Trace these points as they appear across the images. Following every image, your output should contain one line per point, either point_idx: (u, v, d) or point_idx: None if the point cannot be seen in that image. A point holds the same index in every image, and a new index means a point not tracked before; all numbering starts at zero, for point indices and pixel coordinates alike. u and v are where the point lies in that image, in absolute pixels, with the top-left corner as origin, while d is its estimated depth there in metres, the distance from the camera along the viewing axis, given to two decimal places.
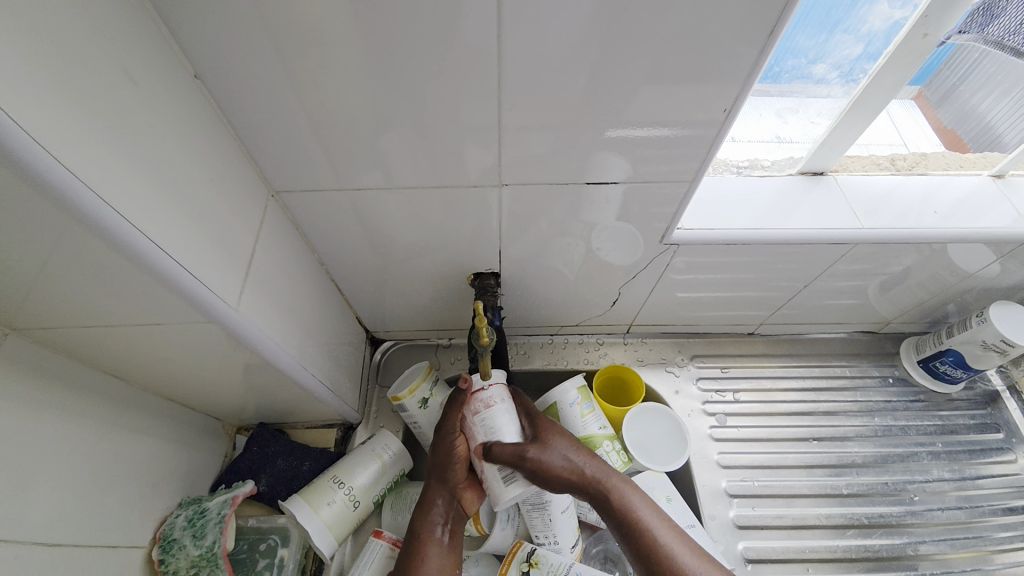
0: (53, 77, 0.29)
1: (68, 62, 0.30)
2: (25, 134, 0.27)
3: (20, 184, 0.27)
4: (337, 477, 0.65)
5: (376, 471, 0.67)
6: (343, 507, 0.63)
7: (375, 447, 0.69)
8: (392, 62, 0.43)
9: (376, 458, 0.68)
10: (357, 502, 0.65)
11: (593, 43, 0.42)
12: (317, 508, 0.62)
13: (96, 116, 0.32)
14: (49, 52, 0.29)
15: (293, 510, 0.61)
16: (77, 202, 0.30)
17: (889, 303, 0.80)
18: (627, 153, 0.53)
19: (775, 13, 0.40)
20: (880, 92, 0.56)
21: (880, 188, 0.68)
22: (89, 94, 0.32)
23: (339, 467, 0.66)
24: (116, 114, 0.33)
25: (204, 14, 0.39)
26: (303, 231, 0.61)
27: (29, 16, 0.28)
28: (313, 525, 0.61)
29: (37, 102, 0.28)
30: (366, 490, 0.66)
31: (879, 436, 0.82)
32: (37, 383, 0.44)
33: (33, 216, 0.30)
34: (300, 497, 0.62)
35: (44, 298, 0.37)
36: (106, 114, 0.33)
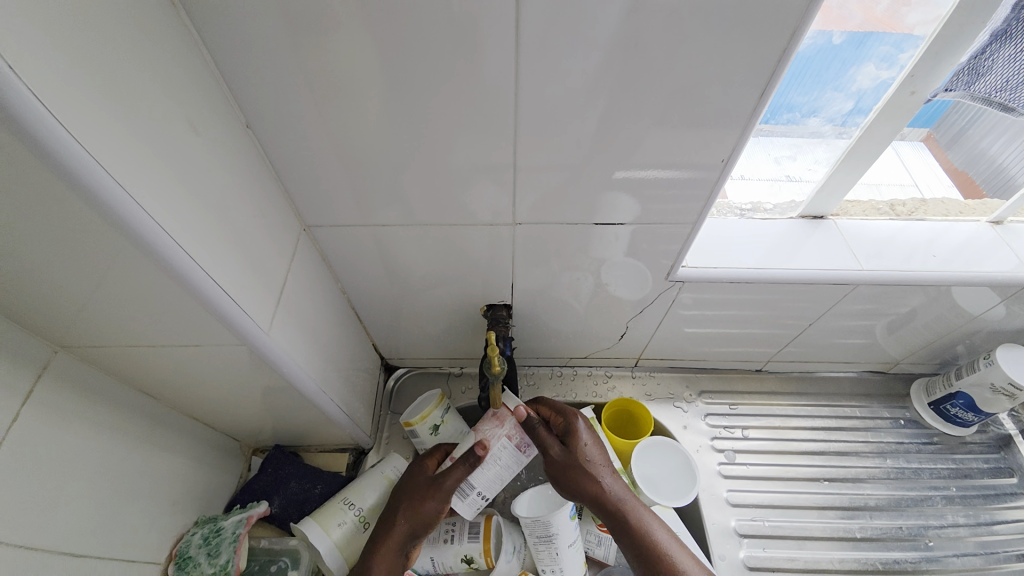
0: (136, 135, 0.34)
1: (149, 121, 0.35)
2: (116, 186, 0.31)
3: (105, 226, 0.31)
4: (348, 498, 0.66)
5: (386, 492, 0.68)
6: (354, 528, 0.65)
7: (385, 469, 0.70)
8: (419, 111, 0.48)
9: (386, 479, 0.69)
10: (368, 523, 0.66)
11: (602, 95, 0.47)
12: (328, 528, 0.63)
13: (168, 167, 0.36)
14: (135, 115, 0.34)
15: (305, 531, 0.62)
16: (149, 240, 0.34)
17: (897, 344, 0.80)
18: (632, 194, 0.56)
19: (768, 72, 0.44)
20: (875, 142, 0.59)
21: (882, 232, 0.70)
22: (163, 147, 0.36)
23: (350, 488, 0.68)
24: (183, 163, 0.38)
25: (257, 70, 0.44)
26: (329, 262, 0.65)
27: (122, 79, 0.32)
28: (323, 545, 0.62)
29: (124, 156, 0.32)
30: (376, 511, 0.67)
31: (892, 479, 0.81)
32: (78, 397, 0.47)
33: (108, 251, 0.34)
34: (312, 518, 0.64)
35: (97, 319, 0.41)
36: (176, 165, 0.37)
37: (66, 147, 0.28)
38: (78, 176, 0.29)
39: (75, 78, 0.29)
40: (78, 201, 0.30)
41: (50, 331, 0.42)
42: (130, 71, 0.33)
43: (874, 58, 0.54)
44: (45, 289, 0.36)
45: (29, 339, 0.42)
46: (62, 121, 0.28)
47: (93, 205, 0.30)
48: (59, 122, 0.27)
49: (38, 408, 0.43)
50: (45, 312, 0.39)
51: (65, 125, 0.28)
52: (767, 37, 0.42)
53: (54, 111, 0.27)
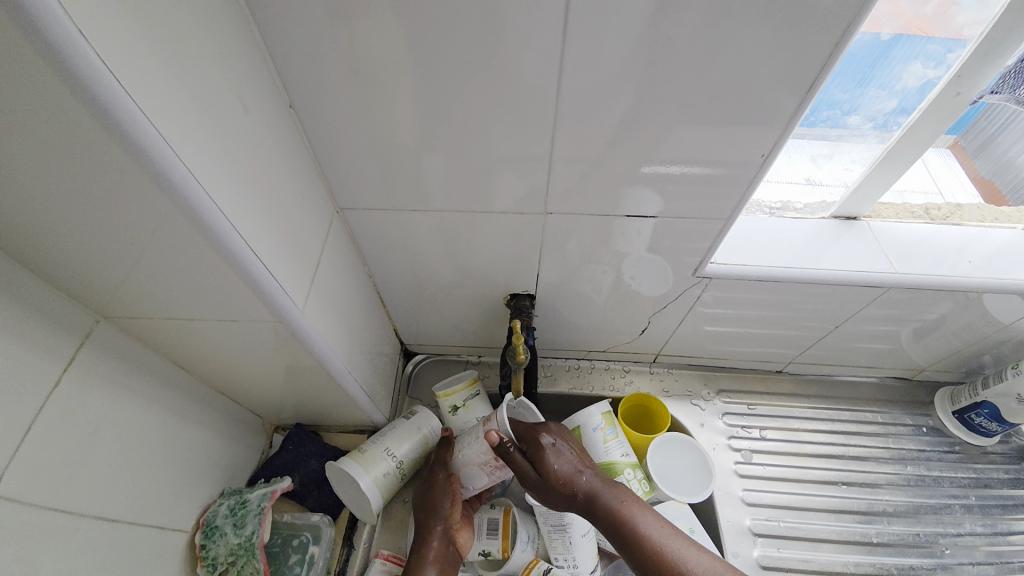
0: (195, 115, 0.35)
1: (205, 101, 0.36)
2: (181, 165, 0.32)
3: (165, 200, 0.33)
4: (388, 448, 0.68)
5: (422, 445, 0.71)
6: (391, 476, 0.68)
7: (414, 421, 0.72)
8: (456, 96, 0.48)
9: (419, 435, 0.71)
10: (402, 473, 0.69)
11: (642, 87, 0.46)
12: (372, 472, 0.65)
13: (221, 146, 0.37)
14: (193, 95, 0.35)
15: (348, 469, 0.64)
16: (205, 218, 0.35)
17: (923, 351, 0.79)
18: (664, 187, 0.56)
19: (817, 67, 0.44)
20: (915, 142, 0.58)
21: (914, 235, 0.69)
22: (217, 126, 0.37)
23: (388, 438, 0.69)
24: (233, 140, 0.39)
25: (300, 50, 0.44)
26: (357, 245, 0.66)
27: (179, 54, 0.33)
28: (368, 489, 0.64)
29: (185, 136, 0.33)
30: (411, 463, 0.70)
31: (911, 486, 0.80)
32: (117, 367, 0.49)
33: (161, 224, 0.35)
34: (353, 460, 0.66)
35: (139, 289, 0.42)
36: (228, 143, 0.38)
37: (126, 116, 0.28)
38: (145, 153, 0.30)
39: (143, 59, 0.30)
40: (140, 174, 0.31)
41: (93, 300, 0.44)
42: (187, 47, 0.34)
43: (921, 57, 0.53)
44: (94, 258, 0.38)
45: (73, 308, 0.44)
46: (137, 102, 0.29)
47: (156, 180, 0.31)
48: (135, 104, 0.29)
49: (79, 375, 0.45)
50: (92, 280, 0.41)
51: (139, 106, 0.29)
52: (817, 33, 0.41)
53: (130, 92, 0.29)
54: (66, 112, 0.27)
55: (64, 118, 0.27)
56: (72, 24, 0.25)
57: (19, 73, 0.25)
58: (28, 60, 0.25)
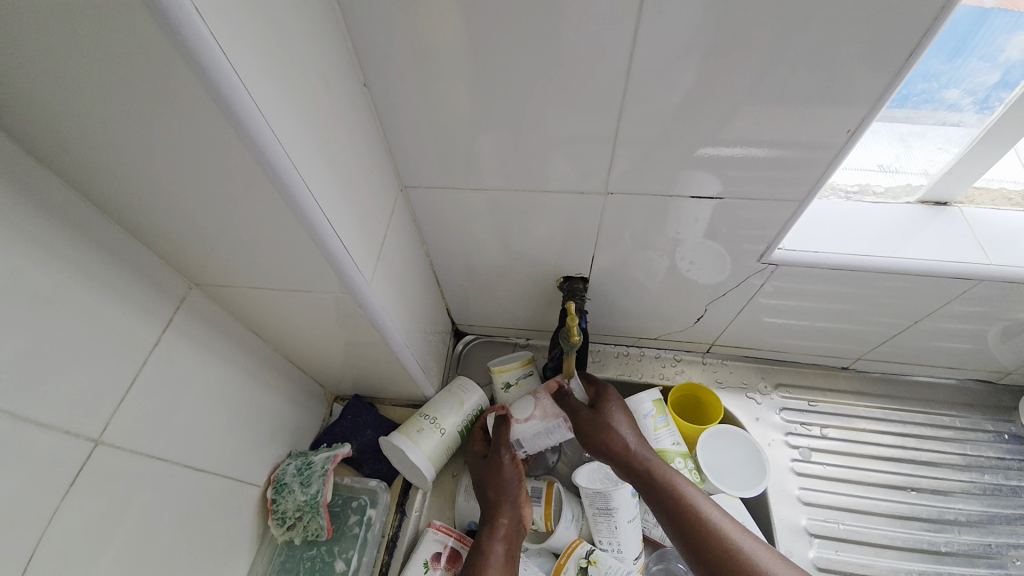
0: (289, 97, 0.37)
1: (296, 83, 0.38)
2: (277, 144, 0.35)
3: (259, 174, 0.35)
4: (422, 412, 0.72)
5: (457, 403, 0.73)
6: (431, 434, 0.70)
7: (456, 390, 0.74)
8: (522, 76, 0.48)
9: (453, 395, 0.74)
10: (443, 430, 0.71)
11: (718, 62, 0.44)
12: (408, 435, 0.69)
13: (308, 126, 0.40)
14: (286, 77, 0.37)
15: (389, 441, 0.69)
16: (292, 193, 0.37)
17: (1014, 352, 0.72)
18: (731, 170, 0.53)
19: (916, 38, 0.40)
20: (1020, 121, 0.52)
21: (1013, 224, 0.63)
22: (306, 107, 0.39)
23: (434, 410, 0.72)
24: (317, 120, 0.41)
25: (374, 31, 0.46)
26: (417, 224, 0.67)
27: (276, 38, 0.35)
28: (420, 462, 0.68)
29: (279, 116, 0.36)
30: (450, 421, 0.72)
31: (990, 497, 0.74)
32: (204, 330, 0.53)
33: (252, 197, 0.37)
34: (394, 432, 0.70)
35: (227, 258, 0.45)
36: (313, 123, 0.40)
37: (231, 92, 0.30)
38: (245, 130, 0.32)
39: (249, 43, 0.32)
40: (239, 149, 0.33)
41: (187, 268, 0.47)
42: (280, 27, 0.36)
43: None
44: (190, 227, 0.41)
45: (169, 274, 0.48)
46: (244, 84, 0.31)
47: (254, 156, 0.34)
48: (242, 86, 0.31)
49: (173, 336, 0.49)
50: (188, 248, 0.44)
51: (245, 88, 0.32)
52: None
53: (239, 75, 0.31)
54: (182, 88, 0.30)
55: (180, 94, 0.30)
56: (193, 6, 0.27)
57: (146, 55, 0.28)
58: (155, 40, 0.27)
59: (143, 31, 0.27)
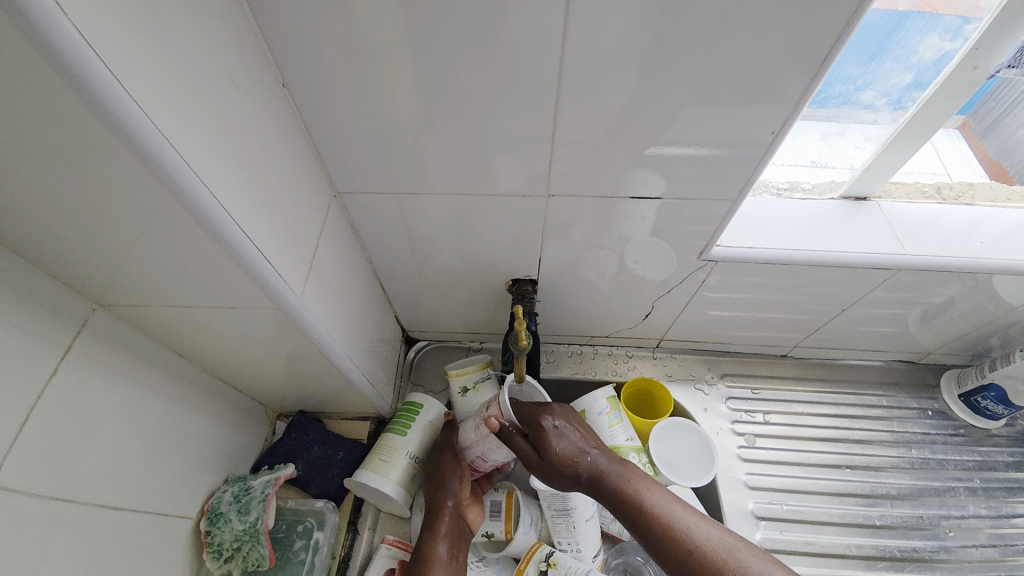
0: (187, 98, 0.34)
1: (194, 82, 0.34)
2: (172, 150, 0.31)
3: (157, 185, 0.32)
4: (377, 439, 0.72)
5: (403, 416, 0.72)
6: (378, 452, 0.69)
7: (411, 406, 0.73)
8: (454, 76, 0.46)
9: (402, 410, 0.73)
10: (389, 444, 0.70)
11: (648, 63, 0.44)
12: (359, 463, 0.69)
13: (213, 129, 0.36)
14: (181, 75, 0.33)
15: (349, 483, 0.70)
16: (198, 204, 0.34)
17: (930, 334, 0.78)
18: (669, 169, 0.54)
19: (831, 41, 0.42)
20: (927, 120, 0.56)
21: (925, 215, 0.67)
22: (209, 109, 0.36)
23: (390, 433, 0.71)
24: (225, 122, 0.38)
25: (291, 27, 0.43)
26: (356, 230, 0.64)
27: (168, 33, 0.32)
28: (393, 492, 0.66)
29: (175, 118, 0.32)
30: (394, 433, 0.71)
31: (915, 469, 0.80)
32: (115, 355, 0.48)
33: (154, 210, 0.34)
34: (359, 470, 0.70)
35: (134, 276, 0.41)
36: (220, 126, 0.37)
37: (109, 95, 0.27)
38: (133, 136, 0.29)
39: (127, 38, 0.29)
40: (129, 158, 0.30)
41: (88, 288, 0.43)
42: (173, 22, 0.33)
43: (938, 28, 0.51)
44: (85, 244, 0.37)
45: (68, 296, 0.43)
46: (124, 85, 0.28)
47: (146, 165, 0.30)
48: (121, 87, 0.28)
49: (76, 364, 0.44)
50: (86, 267, 0.40)
51: (125, 89, 0.28)
52: (832, 3, 0.39)
53: (116, 74, 0.28)
54: (48, 90, 0.26)
55: (46, 98, 0.26)
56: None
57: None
58: (4, 37, 0.24)
59: None
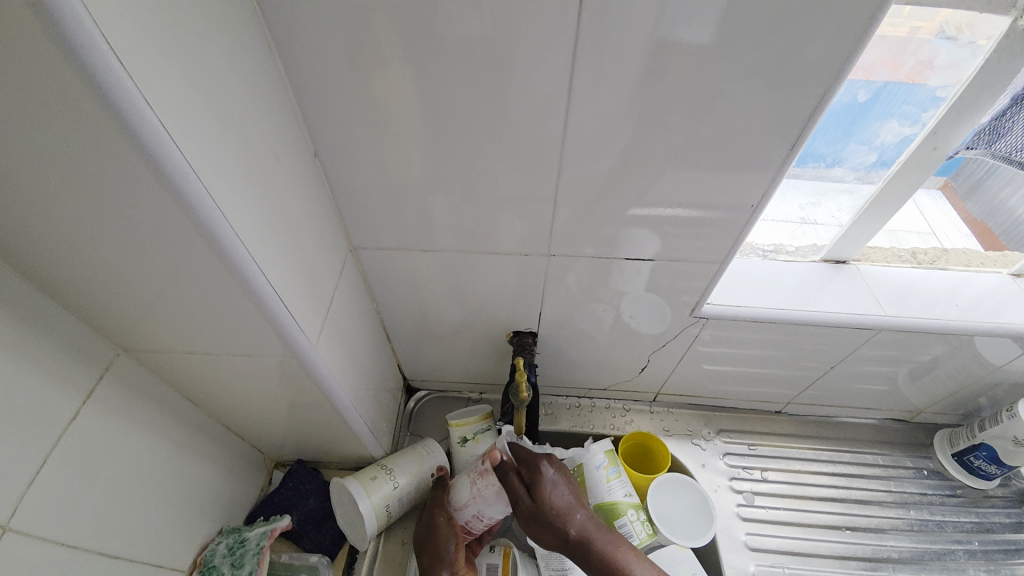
0: (236, 170, 0.38)
1: (243, 152, 0.39)
2: (222, 217, 0.36)
3: (203, 244, 0.36)
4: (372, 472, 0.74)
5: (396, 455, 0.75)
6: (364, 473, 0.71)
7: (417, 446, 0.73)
8: (468, 146, 0.52)
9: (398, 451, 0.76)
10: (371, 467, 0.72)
11: (641, 137, 0.50)
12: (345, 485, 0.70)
13: (255, 192, 0.41)
14: (233, 149, 0.38)
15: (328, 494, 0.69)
16: (236, 260, 0.38)
17: (919, 392, 0.80)
18: (660, 231, 0.59)
19: (798, 125, 0.48)
20: (896, 192, 0.61)
21: (903, 279, 0.71)
22: (253, 174, 0.41)
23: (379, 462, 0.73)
24: (265, 184, 0.42)
25: (325, 103, 0.48)
26: (367, 282, 0.68)
27: (225, 113, 0.37)
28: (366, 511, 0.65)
29: (226, 186, 0.37)
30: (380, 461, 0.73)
31: (915, 531, 0.79)
32: (131, 399, 0.50)
33: (196, 264, 0.37)
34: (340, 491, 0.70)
35: (163, 323, 0.44)
36: (261, 186, 0.42)
37: (177, 171, 0.32)
38: (191, 203, 0.33)
39: (193, 122, 0.34)
40: (184, 221, 0.34)
41: (117, 333, 0.45)
42: (230, 102, 0.38)
43: (897, 116, 0.57)
44: (124, 291, 0.40)
45: (96, 339, 0.45)
46: (192, 166, 0.33)
47: (198, 227, 0.35)
48: (189, 167, 0.33)
49: (95, 406, 0.46)
50: (119, 313, 0.42)
51: (192, 168, 0.33)
52: (799, 94, 0.45)
53: (187, 156, 0.33)
54: (127, 164, 0.30)
55: (122, 165, 0.30)
56: (139, 91, 0.29)
57: (93, 132, 0.29)
58: (96, 115, 0.28)
59: (87, 108, 0.28)
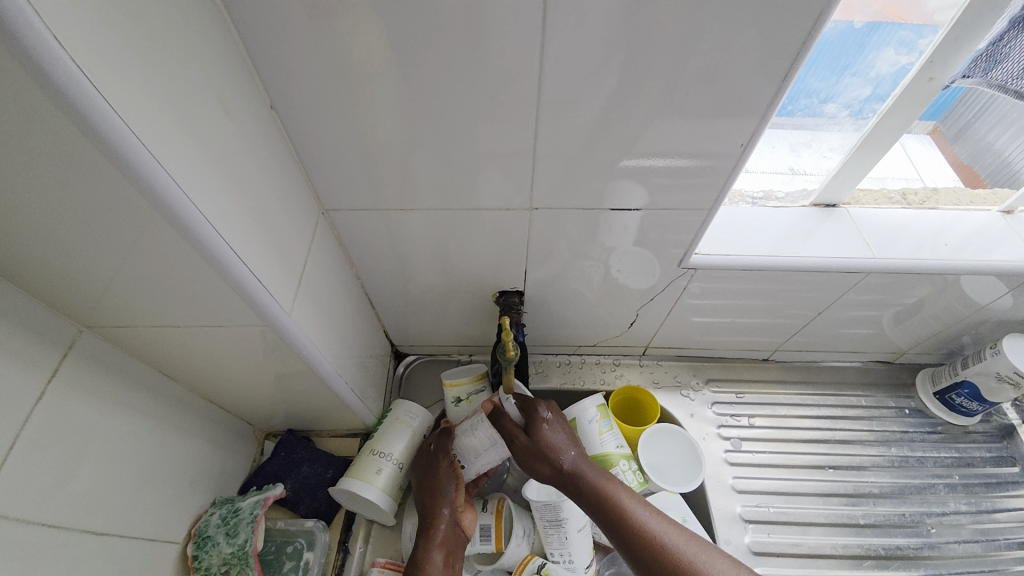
0: (179, 126, 0.35)
1: (187, 106, 0.36)
2: (172, 182, 0.33)
3: (150, 210, 0.33)
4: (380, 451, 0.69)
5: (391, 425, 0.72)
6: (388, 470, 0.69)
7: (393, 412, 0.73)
8: (438, 95, 0.48)
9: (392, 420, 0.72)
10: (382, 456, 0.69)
11: (624, 81, 0.46)
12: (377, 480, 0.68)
13: (204, 152, 0.37)
14: (174, 105, 0.34)
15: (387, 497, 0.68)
16: (190, 227, 0.35)
17: (904, 334, 0.81)
18: (649, 181, 0.56)
19: (790, 59, 0.44)
20: (887, 130, 0.59)
21: (894, 222, 0.70)
22: (199, 131, 0.37)
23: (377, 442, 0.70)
24: (211, 144, 0.38)
25: (277, 50, 0.44)
26: (343, 246, 0.65)
27: (160, 62, 0.33)
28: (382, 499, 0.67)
29: (171, 146, 0.33)
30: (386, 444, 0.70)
31: (896, 467, 0.82)
32: (100, 378, 0.48)
33: (146, 233, 0.34)
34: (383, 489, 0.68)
35: (122, 297, 0.41)
36: (210, 146, 0.38)
37: (113, 132, 0.28)
38: (132, 166, 0.30)
39: (124, 74, 0.30)
40: (125, 186, 0.31)
41: (77, 310, 0.43)
42: (163, 47, 0.33)
43: (894, 43, 0.54)
44: (73, 265, 0.37)
45: (55, 318, 0.43)
46: (131, 127, 0.30)
47: (143, 194, 0.31)
48: (128, 128, 0.29)
49: (62, 387, 0.44)
50: (72, 289, 0.40)
51: (131, 129, 0.30)
52: (792, 24, 0.42)
53: (122, 116, 0.29)
54: (47, 123, 0.27)
55: (40, 123, 0.27)
56: (54, 38, 0.25)
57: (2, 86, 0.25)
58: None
59: None
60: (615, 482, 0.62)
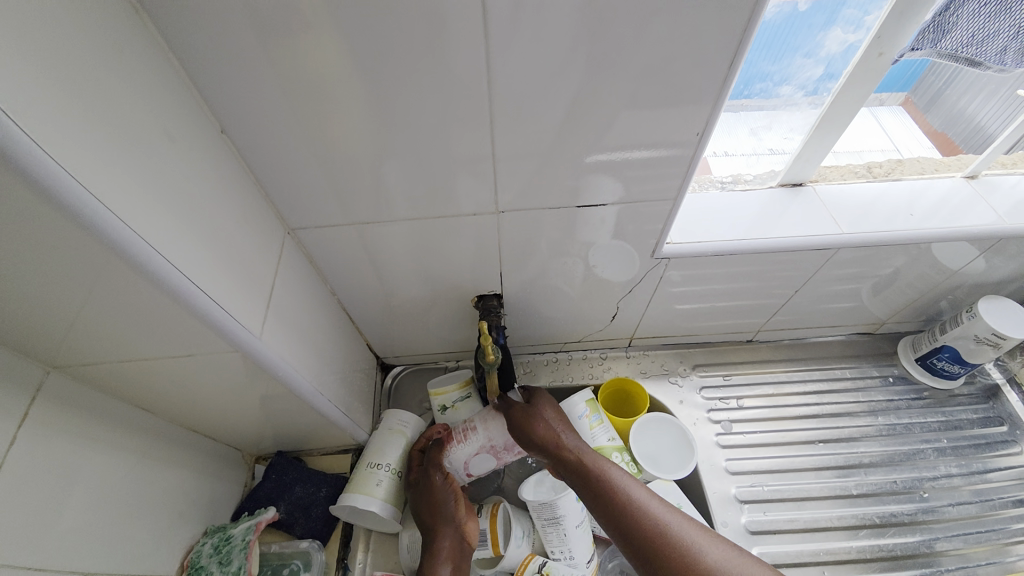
0: (120, 161, 0.34)
1: (126, 138, 0.35)
2: (115, 217, 0.32)
3: (99, 245, 0.32)
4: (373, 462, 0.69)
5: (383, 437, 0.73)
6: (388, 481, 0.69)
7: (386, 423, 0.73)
8: (392, 105, 0.47)
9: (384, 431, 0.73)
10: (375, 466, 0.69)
11: (576, 78, 0.47)
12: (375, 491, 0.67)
13: (150, 183, 0.37)
14: (111, 139, 0.34)
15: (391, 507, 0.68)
16: (143, 259, 0.34)
17: (882, 304, 0.82)
18: (614, 174, 0.56)
19: (736, 42, 0.44)
20: (846, 106, 0.60)
21: (863, 196, 0.71)
22: (142, 162, 0.36)
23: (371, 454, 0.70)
24: (158, 173, 0.38)
25: (223, 72, 0.43)
26: (316, 263, 0.65)
27: (92, 96, 0.33)
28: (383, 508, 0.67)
29: (113, 179, 0.33)
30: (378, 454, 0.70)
31: (884, 436, 0.83)
32: (74, 418, 0.47)
33: (99, 269, 0.34)
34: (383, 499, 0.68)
35: (86, 335, 0.41)
36: (155, 176, 0.37)
37: (46, 170, 0.28)
38: (71, 203, 0.29)
39: (53, 111, 0.29)
40: (67, 224, 0.30)
41: (40, 352, 0.42)
42: (94, 79, 0.33)
43: (840, 22, 0.55)
44: (30, 309, 0.36)
45: (19, 362, 0.42)
46: (64, 164, 0.29)
47: (88, 230, 0.31)
48: (61, 166, 0.29)
49: (34, 430, 0.43)
50: (33, 332, 0.39)
51: (65, 167, 0.29)
52: (735, 8, 0.42)
53: (54, 154, 0.29)
54: None
55: None
56: None
57: None
58: None
59: None
60: (610, 467, 0.62)
